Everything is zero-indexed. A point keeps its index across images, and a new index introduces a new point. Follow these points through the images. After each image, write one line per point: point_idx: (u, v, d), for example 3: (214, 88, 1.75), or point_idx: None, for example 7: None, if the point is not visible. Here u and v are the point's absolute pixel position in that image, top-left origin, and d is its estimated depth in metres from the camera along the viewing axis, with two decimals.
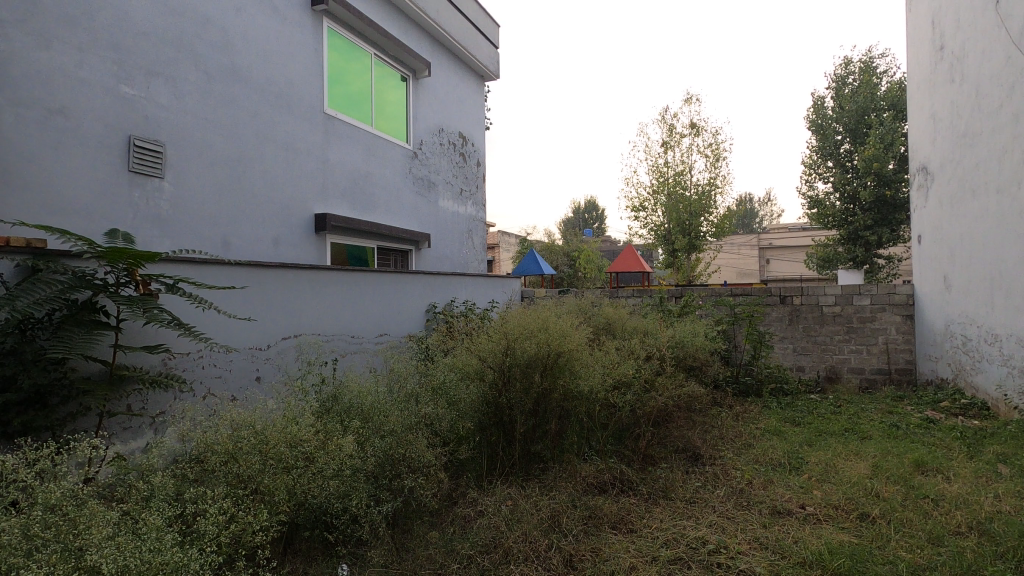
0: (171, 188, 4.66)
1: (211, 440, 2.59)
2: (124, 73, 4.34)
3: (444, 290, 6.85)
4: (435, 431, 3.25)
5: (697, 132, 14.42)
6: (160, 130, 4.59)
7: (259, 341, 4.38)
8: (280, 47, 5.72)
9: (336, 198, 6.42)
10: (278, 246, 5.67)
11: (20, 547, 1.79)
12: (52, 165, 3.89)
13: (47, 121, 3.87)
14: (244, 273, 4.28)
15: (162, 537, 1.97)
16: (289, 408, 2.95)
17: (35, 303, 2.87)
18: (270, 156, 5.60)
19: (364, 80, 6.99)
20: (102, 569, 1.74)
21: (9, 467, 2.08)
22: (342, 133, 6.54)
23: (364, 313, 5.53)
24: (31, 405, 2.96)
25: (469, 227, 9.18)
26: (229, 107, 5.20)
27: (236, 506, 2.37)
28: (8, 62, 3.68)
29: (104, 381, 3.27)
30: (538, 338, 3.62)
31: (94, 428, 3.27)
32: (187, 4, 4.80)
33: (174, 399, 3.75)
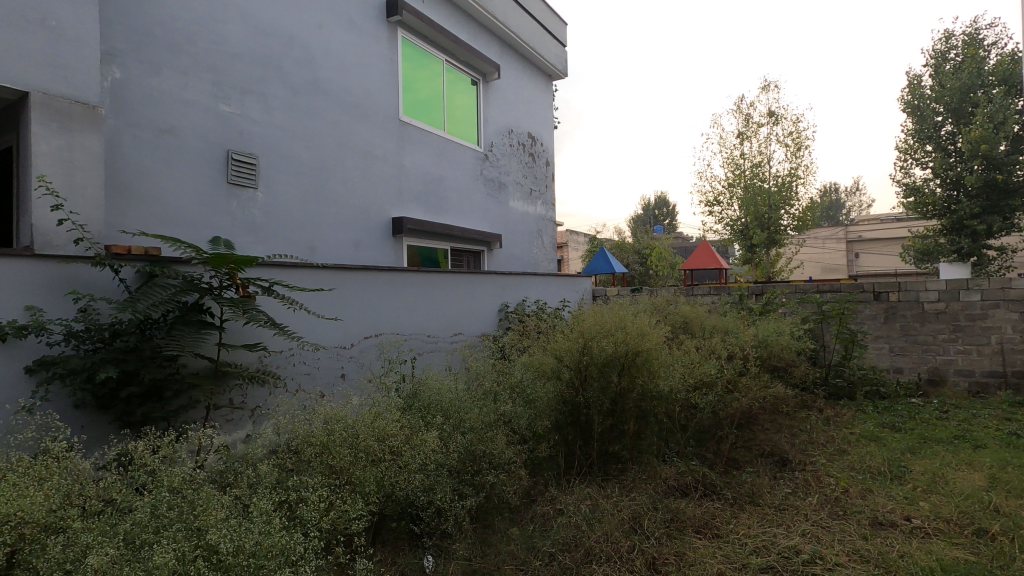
0: (264, 198, 5.00)
1: (306, 433, 2.76)
2: (222, 92, 4.71)
3: (517, 290, 6.91)
4: (513, 429, 3.30)
5: (776, 120, 13.69)
6: (254, 144, 4.94)
7: (345, 339, 4.62)
8: (358, 59, 5.99)
9: (411, 201, 6.63)
10: (359, 249, 5.95)
11: (150, 525, 1.99)
12: (163, 179, 4.28)
13: (158, 140, 4.26)
14: (332, 276, 4.54)
15: (270, 520, 2.12)
16: (375, 404, 3.09)
17: (153, 306, 3.17)
18: (350, 164, 5.87)
19: (436, 86, 7.18)
20: (221, 548, 1.89)
21: (137, 453, 2.32)
22: (416, 139, 6.75)
23: (440, 313, 5.69)
24: (150, 397, 3.27)
25: (539, 226, 9.21)
26: (314, 119, 5.50)
27: (332, 495, 2.50)
28: (127, 87, 4.08)
29: (210, 376, 3.57)
30: (615, 336, 3.58)
31: (203, 419, 3.57)
32: (275, 24, 5.13)
33: (270, 394, 4.02)
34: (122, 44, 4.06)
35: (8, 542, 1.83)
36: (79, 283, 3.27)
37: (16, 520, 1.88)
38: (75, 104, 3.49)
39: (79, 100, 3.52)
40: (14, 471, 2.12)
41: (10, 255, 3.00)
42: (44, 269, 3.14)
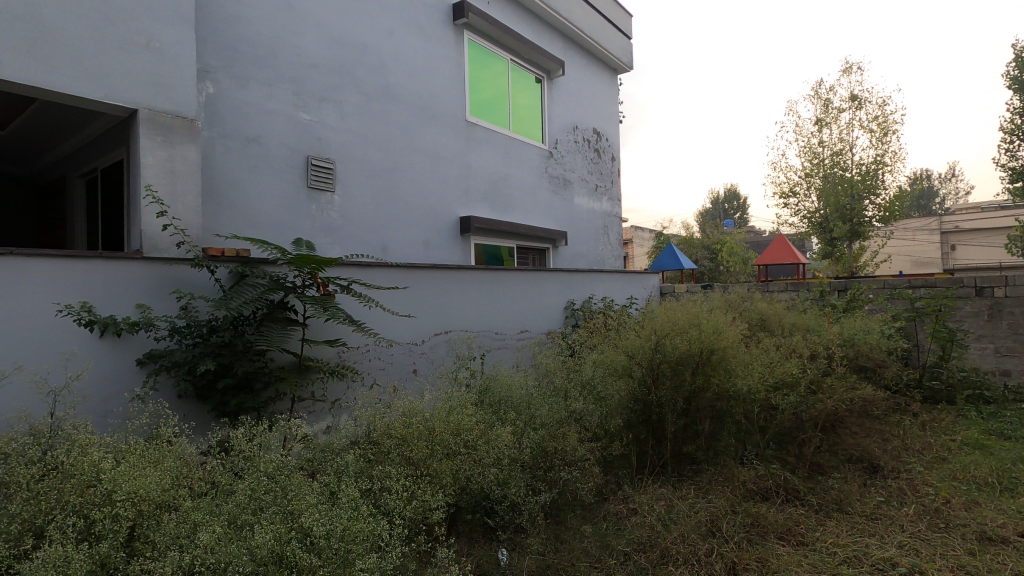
0: (340, 200, 5.24)
1: (385, 425, 2.88)
2: (302, 101, 4.97)
3: (583, 287, 6.86)
4: (585, 426, 3.29)
5: (859, 105, 12.81)
6: (331, 149, 5.18)
7: (417, 336, 4.77)
8: (426, 63, 6.14)
9: (478, 201, 6.74)
10: (428, 248, 6.10)
11: (249, 506, 2.16)
12: (250, 185, 4.57)
13: (246, 149, 4.56)
14: (406, 275, 4.71)
15: (358, 507, 2.24)
16: (449, 399, 3.17)
17: (244, 304, 3.41)
18: (419, 165, 6.03)
19: (501, 86, 7.26)
20: (314, 530, 2.02)
21: (235, 440, 2.51)
22: (482, 139, 6.84)
23: (508, 310, 5.76)
24: (242, 389, 3.52)
25: (605, 223, 9.10)
26: (386, 124, 5.71)
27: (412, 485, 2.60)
28: (219, 101, 4.40)
29: (295, 370, 3.80)
30: (689, 334, 3.49)
31: (289, 410, 3.82)
32: (349, 34, 5.36)
33: (348, 388, 4.23)
34: (214, 61, 4.37)
35: (130, 517, 2.03)
36: (180, 283, 3.56)
37: (136, 497, 2.08)
38: (176, 119, 3.80)
39: (179, 115, 3.82)
40: (132, 453, 2.34)
41: (123, 258, 3.31)
42: (150, 271, 3.44)
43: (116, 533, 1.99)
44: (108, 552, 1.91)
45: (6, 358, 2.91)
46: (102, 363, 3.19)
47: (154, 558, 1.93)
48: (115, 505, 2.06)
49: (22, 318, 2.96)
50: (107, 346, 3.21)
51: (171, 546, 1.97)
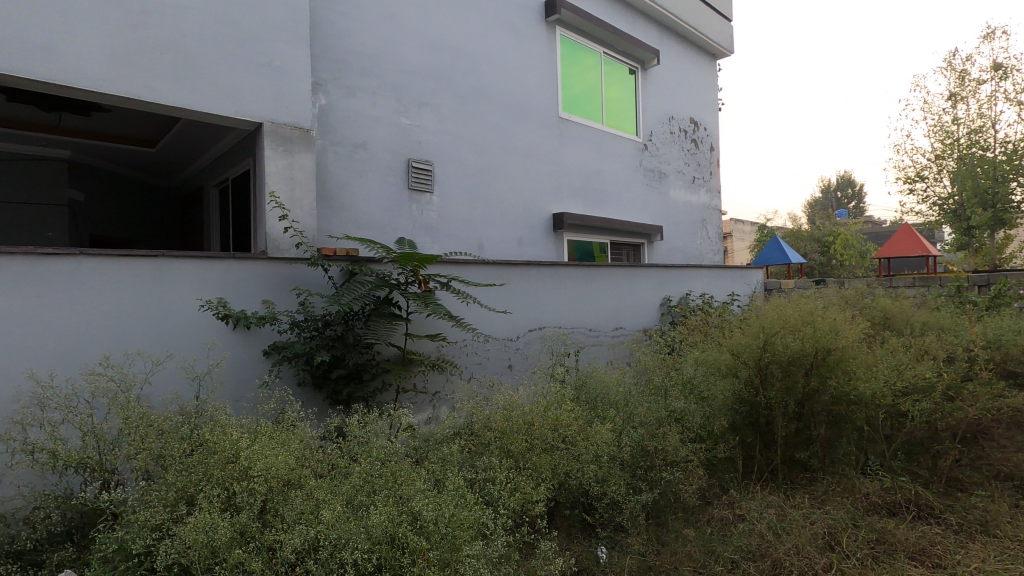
0: (439, 201, 5.44)
1: (486, 418, 2.95)
2: (403, 107, 5.22)
3: (681, 283, 6.61)
4: (686, 426, 3.18)
5: (1004, 74, 11.23)
6: (430, 152, 5.39)
7: (512, 332, 4.86)
8: (519, 62, 6.21)
9: (571, 197, 6.71)
10: (522, 246, 6.17)
11: (364, 488, 2.32)
12: (358, 189, 4.88)
13: (354, 156, 4.87)
14: (502, 272, 4.81)
15: (464, 495, 2.34)
16: (546, 394, 3.19)
17: (355, 300, 3.66)
18: (513, 163, 6.12)
19: (594, 80, 7.17)
20: (423, 514, 2.13)
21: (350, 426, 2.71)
22: (575, 135, 6.81)
23: (603, 306, 5.69)
24: (352, 379, 3.77)
25: (704, 216, 8.70)
26: (481, 124, 5.84)
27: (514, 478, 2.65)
28: (330, 112, 4.74)
29: (399, 363, 4.03)
30: (802, 333, 3.26)
31: (393, 400, 4.05)
32: (446, 39, 5.54)
33: (447, 380, 4.41)
34: (325, 75, 4.71)
35: (263, 492, 2.25)
36: (299, 280, 3.89)
37: (268, 474, 2.30)
38: (294, 129, 4.12)
39: (297, 126, 4.14)
40: (264, 433, 2.60)
41: (250, 258, 3.67)
42: (274, 270, 3.78)
43: (252, 506, 2.20)
44: (246, 521, 2.13)
45: (161, 347, 3.34)
46: (236, 353, 3.57)
47: (284, 530, 2.13)
48: (252, 480, 2.29)
49: (172, 312, 3.38)
50: (239, 337, 3.58)
51: (297, 520, 2.16)
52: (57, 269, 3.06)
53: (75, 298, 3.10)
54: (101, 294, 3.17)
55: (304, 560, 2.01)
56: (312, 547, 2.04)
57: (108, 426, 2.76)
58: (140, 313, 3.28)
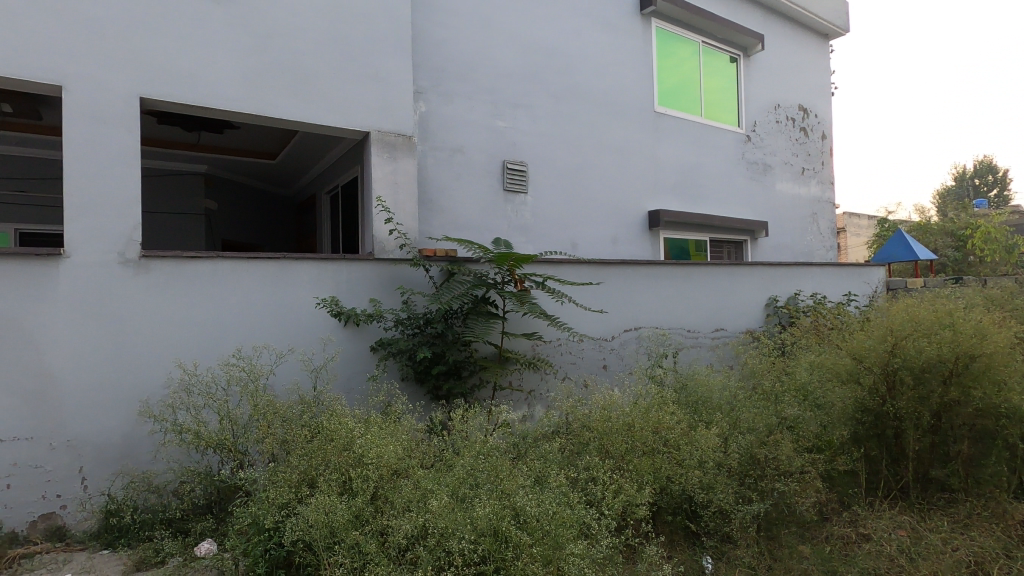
0: (533, 201, 5.48)
1: (584, 419, 2.92)
2: (498, 110, 5.32)
3: (789, 282, 6.18)
4: (800, 435, 2.94)
5: None
6: (524, 153, 5.45)
7: (607, 332, 4.80)
8: (613, 57, 6.10)
9: (667, 193, 6.50)
10: (617, 244, 6.06)
11: (468, 481, 2.39)
12: (455, 191, 5.04)
13: (452, 159, 5.03)
14: (598, 271, 4.76)
15: (566, 493, 2.36)
16: (646, 396, 3.11)
17: (454, 299, 3.79)
18: (607, 161, 6.03)
19: (691, 71, 6.90)
20: (527, 509, 2.17)
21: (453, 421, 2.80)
22: (672, 129, 6.58)
23: (703, 306, 5.45)
24: (452, 375, 3.91)
25: (815, 210, 8.06)
26: (574, 122, 5.80)
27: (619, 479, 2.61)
28: (430, 118, 4.94)
29: (496, 361, 4.12)
30: (940, 337, 2.95)
31: (490, 397, 4.15)
32: (540, 40, 5.57)
33: (542, 379, 4.46)
34: (426, 83, 4.92)
35: (375, 478, 2.38)
36: (403, 280, 4.09)
37: (380, 462, 2.43)
38: (398, 137, 4.33)
39: (401, 133, 4.35)
40: (374, 423, 2.75)
41: (360, 259, 3.91)
42: (380, 270, 4.01)
43: (365, 491, 2.34)
44: (361, 506, 2.26)
45: (283, 341, 3.65)
46: (348, 348, 3.82)
47: (395, 516, 2.24)
48: (365, 466, 2.44)
49: (293, 309, 3.69)
50: (350, 333, 3.83)
51: (406, 508, 2.27)
52: (198, 270, 3.44)
53: (212, 295, 3.47)
54: (232, 292, 3.52)
55: (414, 545, 2.11)
56: (421, 534, 2.13)
57: (240, 411, 3.06)
58: (265, 309, 3.61)
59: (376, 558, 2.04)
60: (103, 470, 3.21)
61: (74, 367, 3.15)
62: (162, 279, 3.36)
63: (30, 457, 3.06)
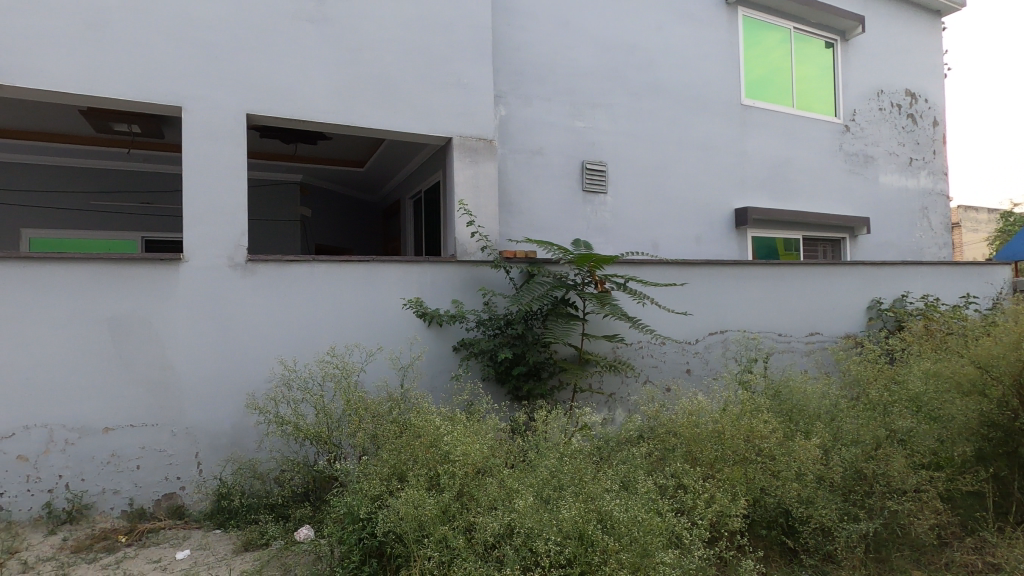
0: (612, 200, 5.40)
1: (671, 423, 2.83)
2: (577, 110, 5.29)
3: (896, 283, 5.68)
4: (913, 450, 2.69)
5: None
6: (604, 153, 5.38)
7: (691, 334, 4.63)
8: (697, 50, 5.89)
9: (755, 189, 6.17)
10: (700, 244, 5.83)
11: (552, 483, 2.38)
12: (534, 193, 5.06)
13: (531, 162, 5.06)
14: (681, 271, 4.60)
15: (654, 500, 2.30)
16: (737, 401, 2.97)
17: (534, 300, 3.81)
18: (690, 158, 5.82)
19: (781, 60, 6.52)
20: (616, 514, 2.15)
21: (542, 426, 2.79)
22: (760, 122, 6.25)
23: (797, 309, 5.13)
24: (532, 376, 3.93)
25: (925, 203, 7.36)
26: (656, 119, 5.65)
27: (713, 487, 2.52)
28: (509, 121, 4.99)
29: (576, 363, 4.10)
30: None
31: (570, 399, 4.13)
32: (620, 37, 5.48)
33: (623, 382, 4.38)
34: (505, 87, 4.98)
35: (461, 475, 2.43)
36: (484, 282, 4.17)
37: (465, 460, 2.47)
38: (479, 141, 4.41)
39: (481, 137, 4.42)
40: (460, 420, 2.82)
41: (443, 262, 4.03)
42: (463, 272, 4.10)
43: (452, 487, 2.38)
44: (448, 501, 2.31)
45: (373, 339, 3.83)
46: (432, 347, 3.94)
47: (481, 513, 2.28)
48: (452, 463, 2.49)
49: (381, 309, 3.85)
50: (434, 333, 3.95)
51: (492, 506, 2.30)
52: (296, 273, 3.68)
53: (309, 296, 3.70)
54: (327, 293, 3.74)
55: (501, 543, 2.14)
56: (507, 533, 2.16)
57: (335, 406, 3.24)
58: (356, 310, 3.80)
59: (463, 554, 2.10)
60: (215, 456, 3.50)
61: (191, 362, 3.47)
62: (265, 281, 3.63)
63: (154, 442, 3.39)
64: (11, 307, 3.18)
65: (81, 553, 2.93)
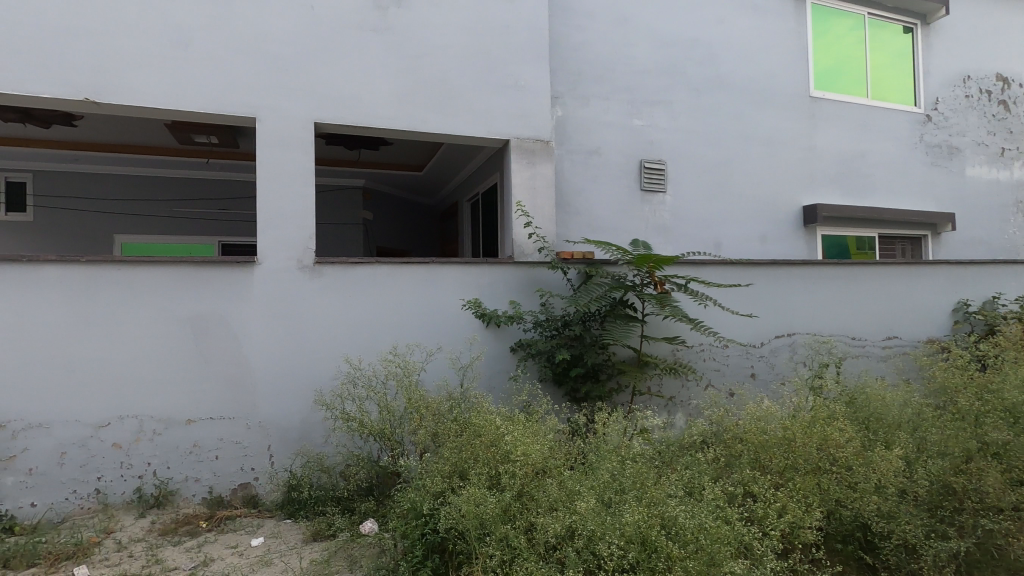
0: (672, 200, 5.28)
1: (737, 429, 2.74)
2: (635, 108, 5.20)
3: (986, 283, 5.24)
4: (1009, 465, 2.48)
5: None
6: (663, 151, 5.27)
7: (756, 337, 4.46)
8: (762, 42, 5.66)
9: (825, 185, 5.87)
10: (766, 243, 5.60)
11: (613, 487, 2.35)
12: (592, 193, 5.02)
13: (588, 162, 5.03)
14: (746, 272, 4.44)
15: (721, 508, 2.24)
16: (808, 408, 2.83)
17: (592, 301, 3.77)
18: (755, 154, 5.60)
19: (854, 48, 6.18)
20: (683, 521, 2.10)
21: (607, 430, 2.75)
22: (831, 114, 5.94)
23: (873, 311, 4.84)
24: (589, 378, 3.89)
25: (1020, 197, 6.76)
26: (718, 115, 5.48)
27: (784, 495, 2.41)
28: (566, 122, 4.98)
29: (635, 365, 4.03)
30: None
31: (629, 402, 4.07)
32: (680, 32, 5.35)
33: (684, 385, 4.27)
34: (562, 88, 4.97)
35: (521, 476, 2.43)
36: (541, 283, 4.18)
37: (526, 460, 2.48)
38: (536, 142, 4.42)
39: (539, 139, 4.43)
40: (518, 420, 2.83)
41: (501, 263, 4.07)
42: (520, 273, 4.13)
43: (512, 487, 2.40)
44: (509, 501, 2.33)
45: (433, 339, 3.91)
46: (491, 348, 3.98)
47: (541, 514, 2.28)
48: (512, 462, 2.51)
49: (441, 310, 3.93)
50: (492, 334, 3.99)
51: (552, 507, 2.30)
52: (361, 274, 3.81)
53: (372, 297, 3.82)
54: (389, 294, 3.85)
55: (562, 545, 2.14)
56: (569, 535, 2.15)
57: (397, 403, 3.34)
58: (416, 310, 3.89)
59: (524, 554, 2.11)
60: (286, 449, 3.68)
61: (264, 359, 3.66)
62: (331, 282, 3.78)
63: (232, 434, 3.60)
64: (107, 307, 3.45)
65: (167, 535, 3.14)
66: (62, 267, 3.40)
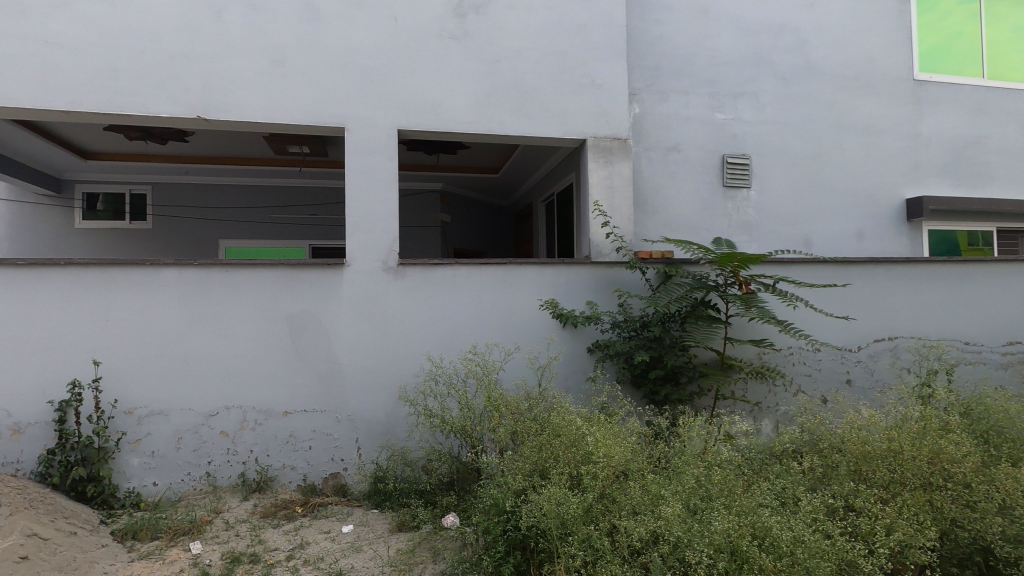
0: (757, 195, 5.04)
1: (834, 437, 2.58)
2: (717, 102, 5.01)
3: None
4: None
5: None
6: (747, 145, 5.04)
7: (852, 341, 4.17)
8: (858, 24, 5.28)
9: (932, 176, 5.38)
10: (863, 240, 5.22)
11: (699, 492, 2.28)
12: (671, 190, 4.89)
13: (667, 159, 4.90)
14: (841, 271, 4.16)
15: (819, 521, 2.11)
16: (916, 417, 2.62)
17: (671, 301, 3.68)
18: (850, 144, 5.23)
19: (967, 25, 5.62)
20: (777, 533, 2.01)
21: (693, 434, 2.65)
22: (940, 98, 5.43)
23: (991, 314, 4.38)
24: (670, 381, 3.80)
25: None
26: (808, 104, 5.17)
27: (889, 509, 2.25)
28: (644, 119, 4.88)
29: (718, 368, 3.89)
30: None
31: (711, 406, 3.94)
32: (766, 19, 5.10)
33: (771, 391, 4.07)
34: (640, 84, 4.87)
35: (602, 477, 2.40)
36: (620, 283, 4.13)
37: (606, 461, 2.45)
38: (614, 141, 4.36)
39: (616, 137, 4.37)
40: (599, 420, 2.82)
41: (578, 263, 4.06)
42: (598, 273, 4.10)
43: (593, 489, 2.37)
44: (591, 502, 2.31)
45: (511, 339, 3.96)
46: (568, 348, 3.98)
47: (624, 517, 2.25)
48: (593, 463, 2.48)
49: (518, 310, 3.97)
50: (569, 334, 3.99)
51: (635, 511, 2.26)
52: (442, 275, 3.93)
53: (452, 297, 3.93)
54: (468, 294, 3.94)
55: (647, 549, 2.10)
56: (653, 539, 2.12)
57: (476, 401, 3.42)
58: (495, 310, 3.96)
59: (608, 556, 2.10)
60: (372, 442, 3.86)
61: (353, 356, 3.86)
62: (414, 283, 3.92)
63: (324, 426, 3.83)
64: (217, 305, 3.77)
65: (268, 518, 3.39)
66: (178, 270, 3.75)
